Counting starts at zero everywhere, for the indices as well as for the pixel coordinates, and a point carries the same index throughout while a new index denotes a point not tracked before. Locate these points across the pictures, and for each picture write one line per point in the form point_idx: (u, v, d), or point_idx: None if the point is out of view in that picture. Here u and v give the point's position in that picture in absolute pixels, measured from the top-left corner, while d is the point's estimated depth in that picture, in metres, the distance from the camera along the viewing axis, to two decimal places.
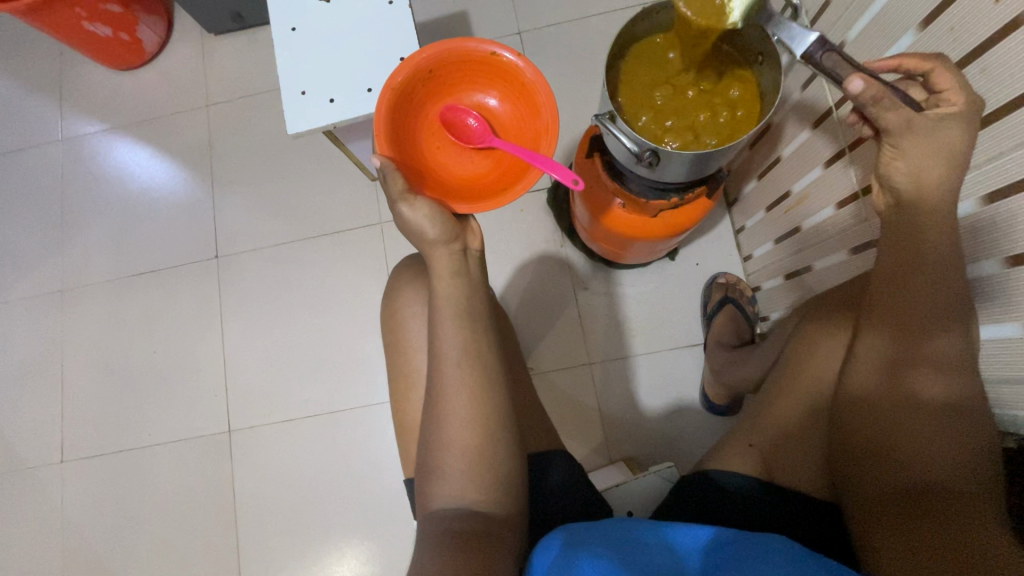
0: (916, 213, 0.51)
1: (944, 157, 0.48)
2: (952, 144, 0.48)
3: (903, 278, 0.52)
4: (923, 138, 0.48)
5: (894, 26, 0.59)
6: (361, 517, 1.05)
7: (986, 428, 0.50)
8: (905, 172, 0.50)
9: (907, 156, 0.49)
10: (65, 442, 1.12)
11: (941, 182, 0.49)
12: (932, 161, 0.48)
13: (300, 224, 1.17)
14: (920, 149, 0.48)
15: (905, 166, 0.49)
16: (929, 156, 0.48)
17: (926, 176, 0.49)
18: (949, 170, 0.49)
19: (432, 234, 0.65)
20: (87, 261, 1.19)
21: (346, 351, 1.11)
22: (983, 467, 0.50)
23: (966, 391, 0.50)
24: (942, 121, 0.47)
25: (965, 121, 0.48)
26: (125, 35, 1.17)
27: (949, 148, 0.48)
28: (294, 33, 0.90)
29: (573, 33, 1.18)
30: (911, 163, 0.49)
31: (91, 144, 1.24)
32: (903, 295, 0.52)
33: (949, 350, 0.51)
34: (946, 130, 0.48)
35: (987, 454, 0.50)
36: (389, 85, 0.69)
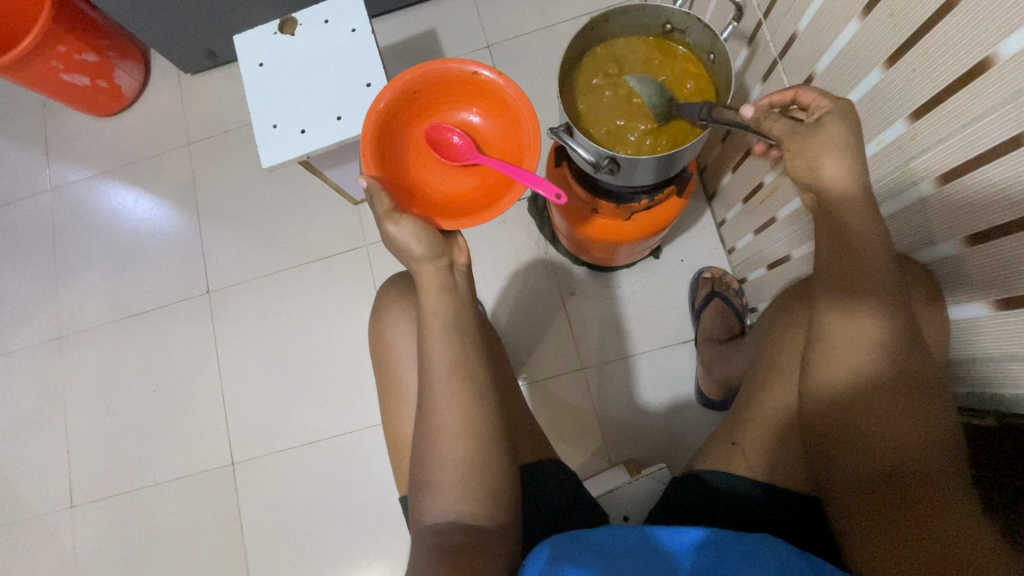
0: (832, 204, 0.55)
1: (835, 147, 0.54)
2: (839, 136, 0.54)
3: (849, 265, 0.54)
4: (810, 136, 0.55)
5: (839, 14, 0.59)
6: (368, 539, 1.05)
7: (946, 409, 0.53)
8: (809, 167, 0.55)
9: (803, 153, 0.55)
10: (74, 487, 1.14)
11: (842, 169, 0.54)
12: (826, 151, 0.54)
13: (287, 253, 1.18)
14: (813, 145, 0.55)
15: (804, 161, 0.55)
16: (820, 148, 0.54)
17: (823, 167, 0.55)
18: (845, 156, 0.54)
19: (418, 251, 0.65)
20: (83, 306, 1.21)
21: (341, 374, 1.13)
22: (946, 449, 0.52)
23: (926, 377, 0.53)
24: (820, 122, 0.55)
25: (841, 115, 0.55)
26: (104, 82, 1.19)
27: (838, 140, 0.54)
28: (263, 68, 0.92)
29: (541, 42, 1.19)
30: (809, 157, 0.55)
31: (78, 190, 1.26)
32: (854, 282, 0.54)
33: (906, 336, 0.53)
34: (828, 125, 0.54)
35: (949, 435, 0.53)
36: (374, 109, 0.70)
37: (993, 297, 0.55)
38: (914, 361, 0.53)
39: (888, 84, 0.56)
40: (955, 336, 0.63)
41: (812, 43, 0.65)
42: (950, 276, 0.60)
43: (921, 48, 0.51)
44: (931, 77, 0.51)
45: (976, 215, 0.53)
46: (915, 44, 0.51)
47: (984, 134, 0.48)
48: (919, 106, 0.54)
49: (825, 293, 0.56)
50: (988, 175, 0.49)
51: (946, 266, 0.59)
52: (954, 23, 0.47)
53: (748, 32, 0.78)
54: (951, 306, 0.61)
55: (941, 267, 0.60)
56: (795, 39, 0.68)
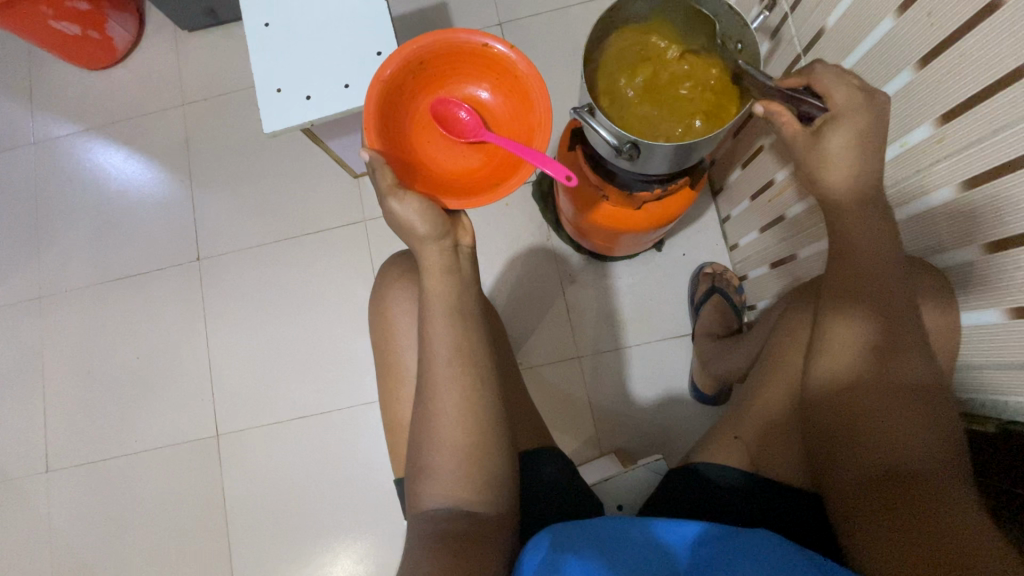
0: (839, 206, 0.54)
1: (840, 158, 0.52)
2: (841, 145, 0.51)
3: (853, 263, 0.55)
4: (819, 140, 0.52)
5: (873, 12, 0.58)
6: (354, 517, 1.04)
7: (944, 407, 0.54)
8: (812, 177, 0.54)
9: (806, 162, 0.54)
10: (49, 452, 1.11)
11: (847, 175, 0.52)
12: (828, 162, 0.52)
13: (282, 223, 1.15)
14: (815, 157, 0.53)
15: (808, 172, 0.54)
16: (821, 160, 0.52)
17: (828, 175, 0.53)
18: (849, 167, 0.52)
19: (422, 230, 0.63)
20: (65, 266, 1.17)
21: (334, 350, 1.10)
22: (944, 445, 0.53)
23: (928, 376, 0.54)
24: (821, 130, 0.52)
25: (844, 119, 0.51)
26: (95, 34, 1.14)
27: (839, 150, 0.52)
28: (268, 29, 0.88)
29: (555, 23, 1.17)
30: (812, 168, 0.53)
31: (64, 145, 1.21)
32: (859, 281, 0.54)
33: (910, 336, 0.54)
34: (830, 133, 0.52)
35: (946, 432, 0.53)
36: (378, 78, 0.67)
37: (1006, 305, 0.56)
38: (918, 361, 0.54)
39: (918, 85, 0.56)
40: (963, 342, 0.63)
41: (842, 40, 0.64)
42: (964, 281, 0.60)
43: (957, 51, 0.50)
44: (965, 80, 0.50)
45: (996, 222, 0.53)
46: (950, 47, 0.51)
47: (1014, 142, 0.48)
48: (950, 108, 0.53)
49: (833, 295, 0.56)
50: (1011, 184, 0.49)
51: (960, 272, 0.60)
52: (993, 26, 0.46)
53: (773, 26, 0.77)
54: (963, 313, 0.62)
55: (956, 273, 0.60)
56: (822, 35, 0.67)
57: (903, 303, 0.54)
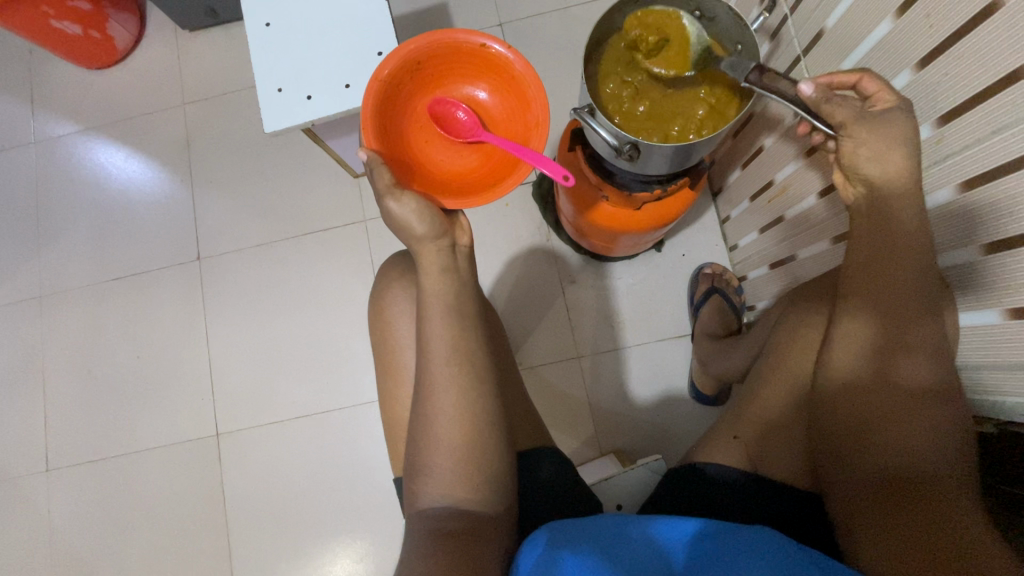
0: (885, 197, 0.54)
1: (901, 141, 0.53)
2: (904, 129, 0.52)
3: (880, 261, 0.54)
4: (877, 127, 0.52)
5: (872, 14, 0.59)
6: (353, 517, 1.04)
7: (959, 413, 0.53)
8: (870, 158, 0.53)
9: (868, 140, 0.53)
10: (49, 451, 1.11)
11: (903, 162, 0.53)
12: (889, 143, 0.52)
13: (282, 223, 1.15)
14: (878, 136, 0.53)
15: (868, 150, 0.53)
16: (885, 138, 0.52)
17: (887, 158, 0.53)
18: (907, 151, 0.53)
19: (419, 230, 0.63)
20: (66, 266, 1.17)
21: (334, 350, 1.11)
22: (955, 451, 0.52)
23: (943, 380, 0.53)
24: (887, 112, 0.53)
25: (906, 109, 0.53)
26: (96, 33, 1.14)
27: (902, 132, 0.52)
28: (269, 29, 0.89)
29: (556, 24, 1.17)
30: (873, 146, 0.53)
31: (65, 145, 1.21)
32: (884, 279, 0.54)
33: (928, 339, 0.53)
34: (894, 115, 0.53)
35: (958, 438, 0.53)
36: (377, 78, 0.67)
37: (1004, 306, 0.56)
38: (933, 365, 0.53)
39: (917, 86, 0.56)
40: (961, 343, 0.63)
41: (841, 41, 0.64)
42: (962, 282, 0.60)
43: (955, 52, 0.50)
44: (964, 81, 0.51)
45: (993, 224, 0.53)
46: (949, 48, 0.51)
47: (1011, 143, 0.48)
48: (949, 110, 0.53)
49: (857, 298, 0.56)
50: (1008, 186, 0.50)
51: (958, 272, 0.60)
52: (992, 28, 0.47)
53: (773, 27, 0.78)
54: (961, 313, 0.62)
55: (954, 273, 0.61)
56: (822, 36, 0.68)
57: (921, 304, 0.53)
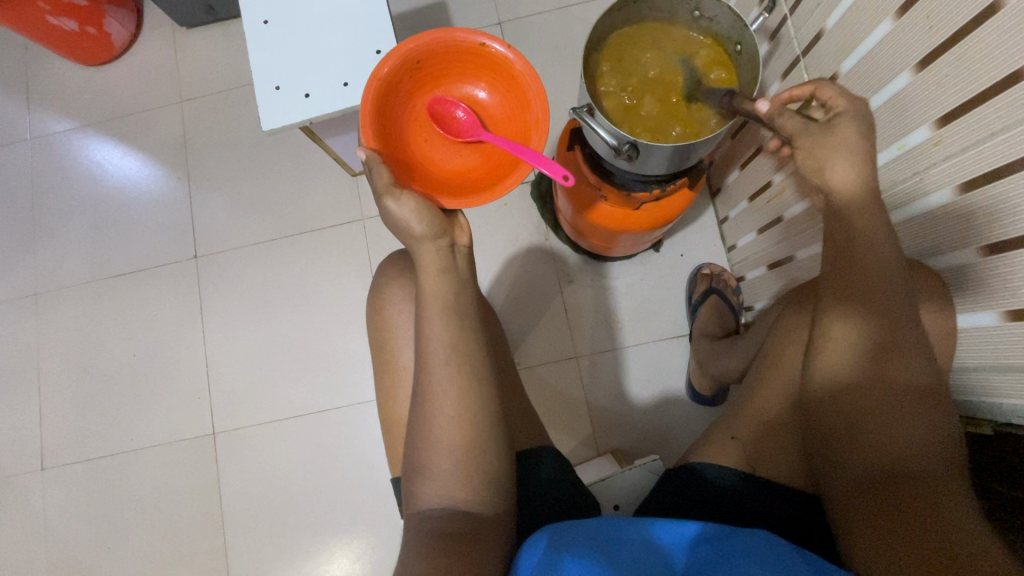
0: (839, 206, 0.54)
1: (848, 150, 0.53)
2: (851, 139, 0.53)
3: (846, 267, 0.54)
4: (823, 138, 0.53)
5: (872, 14, 0.58)
6: (351, 516, 1.04)
7: (948, 408, 0.54)
8: (819, 169, 0.54)
9: (815, 151, 0.54)
10: (45, 450, 1.11)
11: (854, 174, 0.53)
12: (836, 153, 0.53)
13: (279, 221, 1.15)
14: (825, 147, 0.53)
15: (814, 161, 0.54)
16: (832, 148, 0.53)
17: (838, 168, 0.53)
18: (858, 162, 0.53)
19: (418, 229, 0.63)
20: (62, 264, 1.16)
21: (331, 348, 1.10)
22: (946, 446, 0.53)
23: (932, 376, 0.53)
24: (833, 122, 0.54)
25: (854, 117, 0.53)
26: (92, 29, 1.14)
27: (849, 142, 0.53)
28: (267, 26, 0.88)
29: (555, 23, 1.17)
30: (820, 158, 0.54)
31: (61, 142, 1.20)
32: (851, 285, 0.54)
33: (917, 336, 0.54)
34: (841, 126, 0.53)
35: (948, 433, 0.53)
36: (377, 76, 0.67)
37: (1001, 306, 0.56)
38: (923, 363, 0.53)
39: (917, 87, 0.56)
40: (959, 343, 0.63)
41: (840, 42, 0.64)
42: (960, 283, 0.60)
43: (955, 53, 0.50)
44: (964, 82, 0.51)
45: (991, 226, 0.53)
46: (948, 49, 0.51)
47: (1010, 145, 0.48)
48: (948, 111, 0.53)
49: (834, 301, 0.56)
50: (1006, 188, 0.50)
51: (957, 274, 0.60)
52: (992, 29, 0.46)
53: (773, 27, 0.77)
54: (959, 314, 0.62)
55: (953, 274, 0.61)
56: (821, 36, 0.67)
57: (905, 306, 0.53)
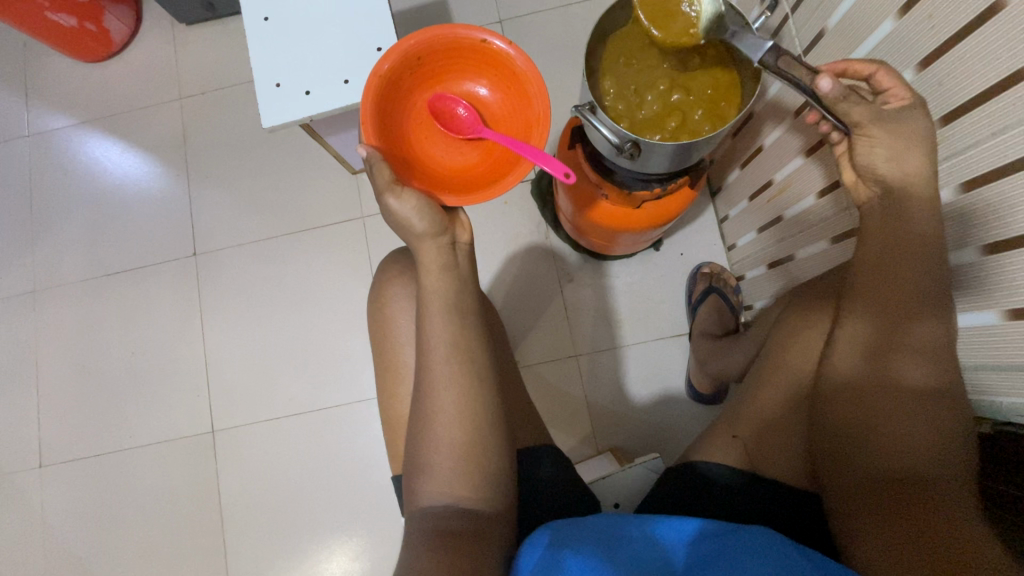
0: (899, 195, 0.54)
1: (917, 140, 0.53)
2: (921, 129, 0.53)
3: (893, 262, 0.54)
4: (895, 128, 0.53)
5: (874, 14, 0.59)
6: (350, 513, 1.04)
7: (958, 412, 0.53)
8: (886, 158, 0.54)
9: (885, 142, 0.53)
10: (42, 447, 1.10)
11: (919, 165, 0.53)
12: (907, 144, 0.53)
13: (279, 219, 1.15)
14: (895, 136, 0.53)
15: (884, 151, 0.53)
16: (902, 139, 0.53)
17: (906, 158, 0.53)
18: (923, 153, 0.53)
19: (419, 227, 0.63)
20: (60, 261, 1.16)
21: (330, 347, 1.10)
22: (953, 450, 0.52)
23: (942, 380, 0.53)
24: (904, 110, 0.53)
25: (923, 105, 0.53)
26: (91, 25, 1.13)
27: (920, 133, 0.53)
28: (267, 23, 0.88)
29: (556, 22, 1.16)
30: (889, 147, 0.53)
31: (60, 139, 1.20)
32: (894, 279, 0.54)
33: (931, 338, 0.53)
34: (911, 115, 0.53)
35: (956, 437, 0.53)
36: (377, 73, 0.66)
37: (1002, 306, 0.56)
38: (935, 367, 0.53)
39: (918, 87, 0.56)
40: (960, 343, 0.64)
41: (842, 41, 0.64)
42: (960, 282, 0.60)
43: (956, 54, 0.51)
44: (966, 82, 0.51)
45: (991, 225, 0.53)
46: (950, 49, 0.51)
47: (1010, 145, 0.48)
48: (950, 111, 0.53)
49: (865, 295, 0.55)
50: (1005, 187, 0.50)
51: (956, 273, 0.60)
52: (994, 29, 0.47)
53: (774, 26, 0.78)
54: (960, 314, 0.62)
55: (952, 274, 0.61)
56: (823, 36, 0.68)
57: (925, 308, 0.53)
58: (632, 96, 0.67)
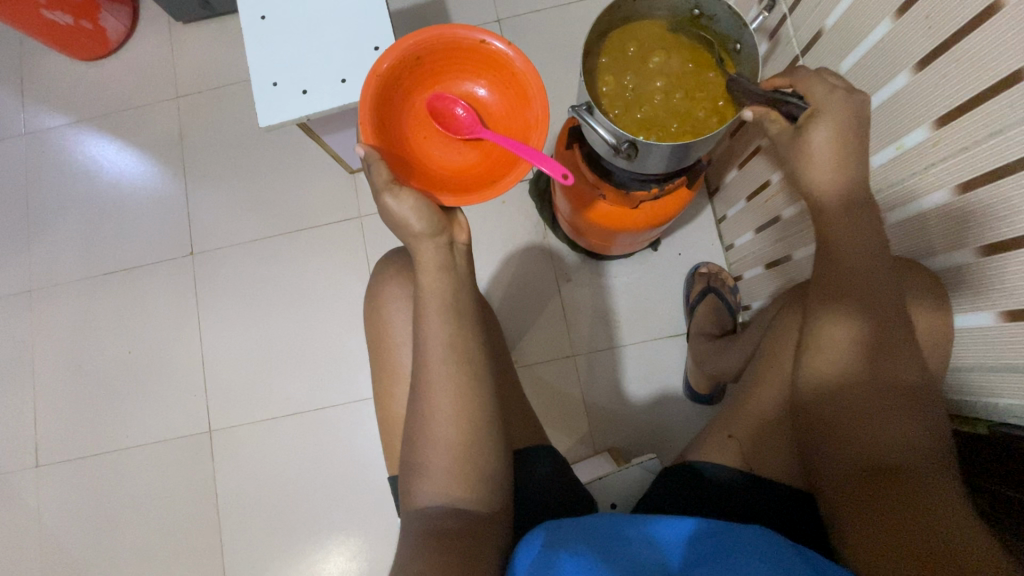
0: (821, 207, 0.55)
1: (818, 157, 0.54)
2: (824, 144, 0.53)
3: (838, 269, 0.55)
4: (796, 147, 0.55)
5: (871, 14, 0.58)
6: (347, 513, 1.04)
7: (930, 408, 0.54)
8: (799, 174, 0.56)
9: (793, 161, 0.56)
10: (39, 447, 1.10)
11: (830, 179, 0.54)
12: (809, 162, 0.54)
13: (276, 218, 1.14)
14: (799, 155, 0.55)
15: (794, 169, 0.56)
16: (803, 158, 0.55)
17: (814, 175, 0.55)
18: (831, 166, 0.54)
19: (417, 227, 0.62)
20: (56, 260, 1.15)
21: (328, 346, 1.10)
22: (929, 444, 0.53)
23: (914, 377, 0.54)
24: (804, 126, 0.54)
25: (828, 116, 0.53)
26: (87, 24, 1.13)
27: (820, 149, 0.53)
28: (264, 22, 0.88)
29: (554, 21, 1.16)
30: (797, 166, 0.56)
31: (56, 137, 1.20)
32: (850, 285, 0.55)
33: (900, 337, 0.54)
34: (811, 131, 0.53)
35: (931, 431, 0.54)
36: (376, 72, 0.66)
37: (998, 307, 0.56)
38: (904, 365, 0.54)
39: (915, 88, 0.56)
40: (955, 343, 0.64)
41: (840, 41, 0.64)
42: (956, 283, 0.60)
43: (953, 54, 0.51)
44: (962, 83, 0.51)
45: (989, 227, 0.53)
46: (946, 50, 0.51)
47: (1007, 146, 0.48)
48: (946, 112, 0.53)
49: (825, 295, 0.56)
50: (1003, 188, 0.50)
51: (953, 274, 0.60)
52: (991, 30, 0.47)
53: (771, 26, 0.78)
54: (955, 314, 0.62)
55: (949, 274, 0.61)
56: (820, 37, 0.68)
57: (891, 310, 0.54)
58: (630, 94, 0.67)
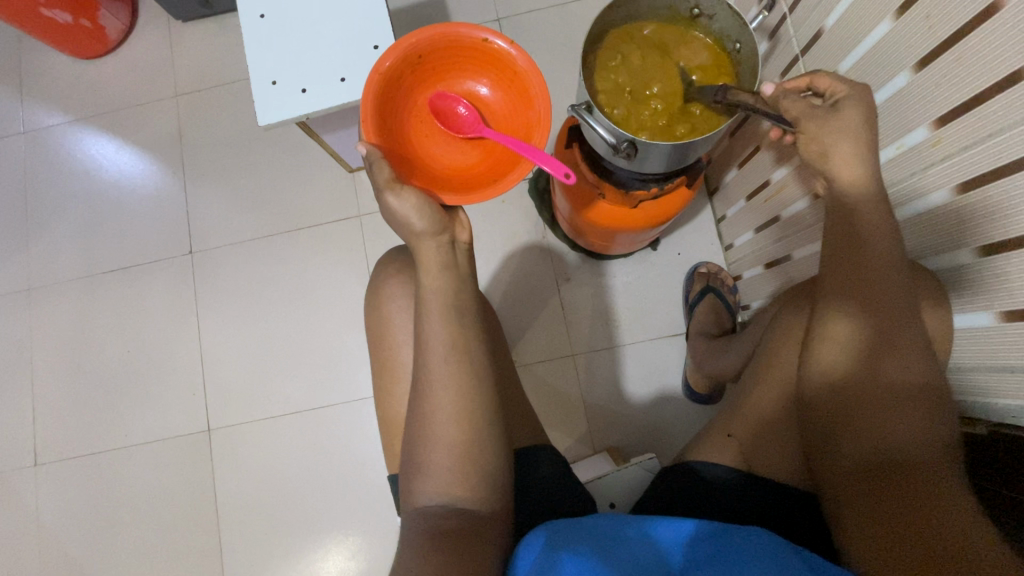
0: (847, 199, 0.54)
1: (852, 136, 0.52)
2: (855, 121, 0.53)
3: (851, 264, 0.54)
4: (827, 122, 0.53)
5: (872, 14, 0.58)
6: (346, 512, 1.04)
7: (941, 405, 0.53)
8: (821, 153, 0.54)
9: (819, 137, 0.53)
10: (38, 446, 1.10)
11: (859, 167, 0.53)
12: (842, 138, 0.53)
13: (276, 217, 1.14)
14: (831, 132, 0.53)
15: (819, 147, 0.53)
16: (837, 134, 0.53)
17: (840, 155, 0.53)
18: (860, 147, 0.53)
19: (418, 226, 0.62)
20: (54, 258, 1.15)
21: (327, 345, 1.10)
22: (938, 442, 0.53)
23: (925, 375, 0.53)
24: (839, 106, 0.53)
25: (860, 100, 0.53)
26: (86, 21, 1.13)
27: (854, 127, 0.52)
28: (263, 20, 0.87)
29: (553, 20, 1.16)
30: (823, 143, 0.53)
31: (55, 135, 1.19)
32: (864, 279, 0.53)
33: (911, 335, 0.53)
34: (846, 110, 0.53)
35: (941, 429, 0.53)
36: (377, 70, 0.66)
37: (998, 307, 0.56)
38: (916, 362, 0.53)
39: (915, 88, 0.56)
40: (956, 343, 0.64)
41: (840, 41, 0.64)
42: (957, 283, 0.60)
43: (954, 54, 0.50)
44: (963, 83, 0.51)
45: (990, 226, 0.53)
46: (947, 50, 0.51)
47: (1009, 145, 0.48)
48: (947, 112, 0.53)
49: (835, 291, 0.55)
50: (1003, 188, 0.50)
51: (953, 273, 0.60)
52: (991, 29, 0.46)
53: (772, 26, 0.78)
54: (955, 314, 0.62)
55: (949, 274, 0.61)
56: (821, 36, 0.68)
57: (903, 307, 0.53)
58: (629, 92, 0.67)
